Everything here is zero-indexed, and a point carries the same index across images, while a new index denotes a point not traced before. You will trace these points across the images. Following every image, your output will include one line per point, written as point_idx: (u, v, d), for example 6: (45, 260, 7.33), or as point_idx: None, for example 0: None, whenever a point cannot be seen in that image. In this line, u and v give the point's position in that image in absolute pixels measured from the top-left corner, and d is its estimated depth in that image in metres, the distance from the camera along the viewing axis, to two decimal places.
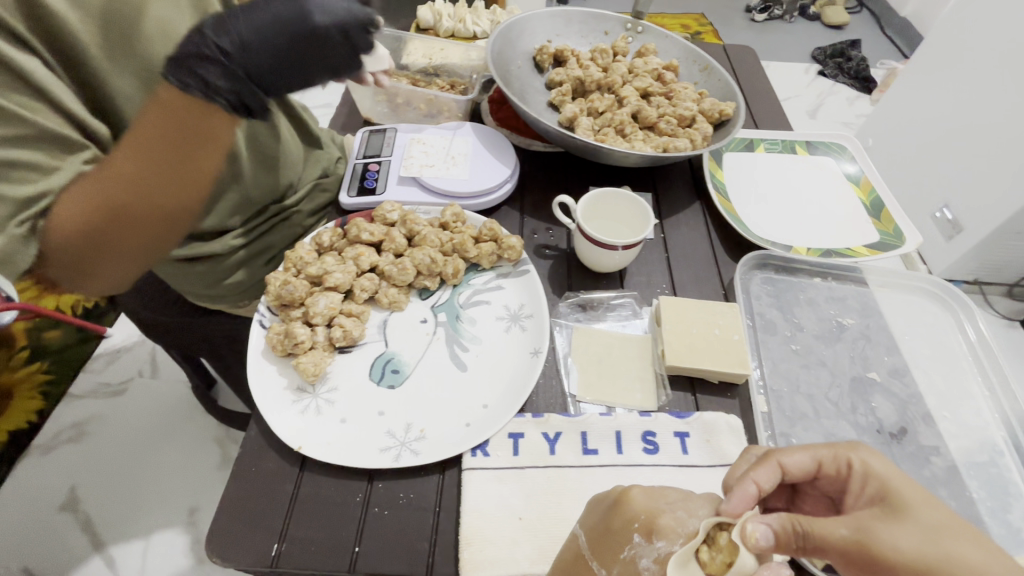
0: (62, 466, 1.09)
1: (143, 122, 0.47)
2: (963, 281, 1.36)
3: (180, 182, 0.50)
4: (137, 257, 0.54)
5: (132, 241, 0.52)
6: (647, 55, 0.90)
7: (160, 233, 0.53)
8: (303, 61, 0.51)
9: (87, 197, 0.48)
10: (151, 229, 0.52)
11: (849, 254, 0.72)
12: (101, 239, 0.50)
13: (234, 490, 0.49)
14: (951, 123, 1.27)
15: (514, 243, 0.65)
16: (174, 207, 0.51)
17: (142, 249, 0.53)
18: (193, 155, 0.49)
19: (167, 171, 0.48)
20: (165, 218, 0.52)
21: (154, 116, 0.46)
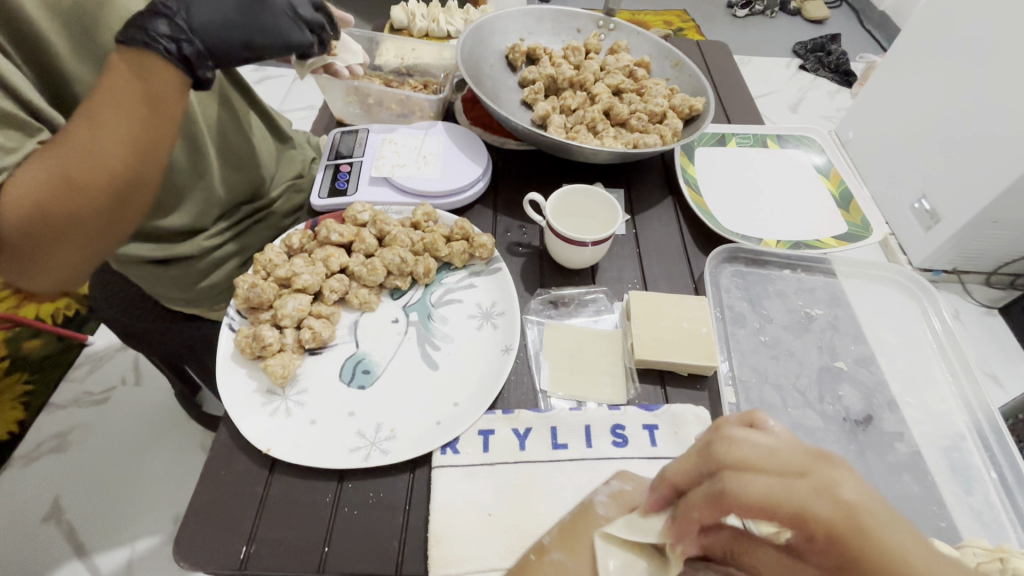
0: (45, 477, 1.08)
1: (103, 87, 0.48)
2: (942, 270, 1.38)
3: (143, 153, 0.50)
4: (94, 243, 0.52)
5: (89, 222, 0.50)
6: (619, 52, 0.91)
7: (117, 212, 0.52)
8: (252, 34, 0.55)
9: (43, 171, 0.47)
10: (110, 208, 0.50)
11: (818, 246, 0.74)
12: (56, 221, 0.48)
13: (202, 494, 0.49)
14: (925, 114, 1.29)
15: (485, 241, 0.66)
16: (132, 180, 0.51)
17: (98, 230, 0.51)
18: (156, 124, 0.50)
19: (131, 141, 0.49)
20: (126, 195, 0.51)
21: (115, 80, 0.48)
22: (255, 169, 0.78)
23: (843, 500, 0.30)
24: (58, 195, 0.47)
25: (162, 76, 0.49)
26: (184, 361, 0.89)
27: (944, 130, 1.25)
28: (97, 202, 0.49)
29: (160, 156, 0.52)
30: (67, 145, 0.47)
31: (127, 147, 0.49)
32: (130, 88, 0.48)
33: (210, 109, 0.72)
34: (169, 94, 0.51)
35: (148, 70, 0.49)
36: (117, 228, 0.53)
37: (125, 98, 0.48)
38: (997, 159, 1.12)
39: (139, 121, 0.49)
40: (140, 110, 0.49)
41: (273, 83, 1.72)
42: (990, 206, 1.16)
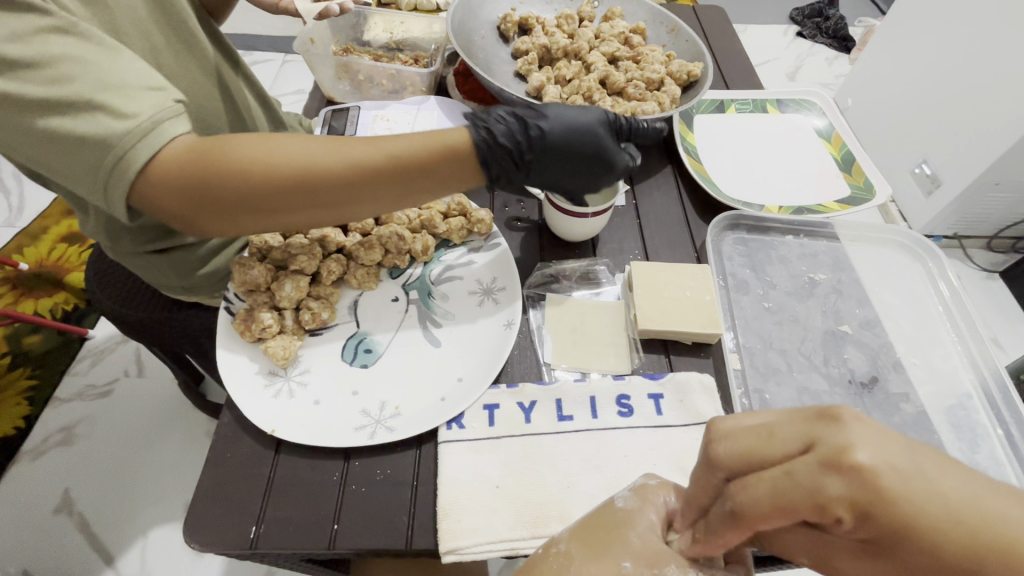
0: (55, 470, 1.09)
1: (405, 142, 0.49)
2: (943, 236, 1.37)
3: (355, 185, 0.48)
4: (254, 217, 0.47)
5: (252, 205, 0.46)
6: (614, 19, 0.88)
7: (301, 212, 0.48)
8: (562, 149, 0.54)
9: (304, 154, 0.46)
10: (299, 203, 0.47)
11: (820, 211, 0.73)
12: (252, 186, 0.45)
13: (210, 477, 0.49)
14: (928, 76, 1.27)
15: (484, 216, 0.65)
16: (340, 202, 0.48)
17: (274, 215, 0.48)
18: (403, 182, 0.49)
19: (363, 172, 0.47)
20: (318, 204, 0.48)
21: (421, 143, 0.49)
22: None
23: (860, 460, 0.29)
24: (269, 169, 0.45)
25: (444, 160, 0.50)
26: (185, 350, 0.88)
27: (945, 92, 1.22)
28: (278, 189, 0.45)
29: (371, 206, 0.50)
30: (324, 148, 0.47)
31: (368, 176, 0.47)
32: (414, 146, 0.48)
33: (206, 87, 0.67)
34: (432, 171, 0.50)
35: (443, 151, 0.49)
36: (282, 220, 0.49)
37: (410, 151, 0.48)
38: (999, 119, 1.10)
39: (393, 166, 0.48)
40: (418, 167, 0.49)
41: (261, 68, 1.68)
42: (992, 167, 1.14)
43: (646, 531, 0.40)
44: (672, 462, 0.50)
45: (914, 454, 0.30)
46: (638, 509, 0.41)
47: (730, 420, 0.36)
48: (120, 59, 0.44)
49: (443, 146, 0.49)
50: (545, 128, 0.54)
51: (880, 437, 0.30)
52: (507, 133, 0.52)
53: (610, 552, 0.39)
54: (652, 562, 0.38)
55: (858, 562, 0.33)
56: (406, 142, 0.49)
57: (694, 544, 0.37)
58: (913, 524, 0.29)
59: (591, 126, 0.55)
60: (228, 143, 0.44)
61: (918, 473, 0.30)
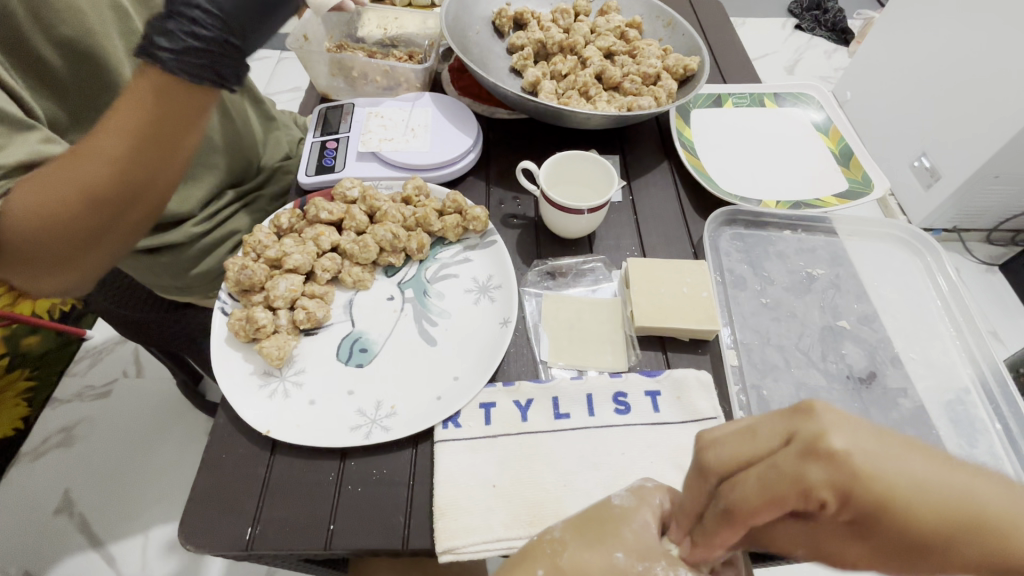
0: (55, 471, 1.09)
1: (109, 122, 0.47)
2: (942, 229, 1.37)
3: (117, 183, 0.48)
4: (117, 221, 0.52)
5: (83, 233, 0.50)
6: (610, 13, 0.87)
7: (142, 200, 0.52)
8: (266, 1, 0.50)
9: (57, 185, 0.47)
10: (128, 199, 0.50)
11: (818, 205, 0.72)
12: (81, 211, 0.48)
13: (204, 479, 0.49)
14: (926, 69, 1.26)
15: (479, 214, 0.64)
16: (152, 184, 0.51)
17: (119, 212, 0.51)
18: (143, 161, 0.49)
19: (137, 152, 0.48)
20: (146, 188, 0.51)
21: (121, 115, 0.46)
22: (242, 151, 0.77)
23: (837, 444, 0.30)
24: (57, 203, 0.47)
25: (176, 99, 0.47)
26: (183, 350, 0.88)
27: (945, 84, 1.21)
28: (86, 212, 0.48)
29: (160, 176, 0.51)
30: (69, 164, 0.47)
31: (122, 163, 0.47)
32: (139, 115, 0.46)
33: None
34: (188, 114, 0.49)
35: (162, 90, 0.46)
36: (138, 211, 0.53)
37: (129, 123, 0.46)
38: (998, 110, 1.10)
39: (130, 159, 0.48)
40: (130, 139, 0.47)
41: (257, 66, 1.67)
42: (992, 160, 1.14)
43: (639, 527, 0.40)
44: (669, 459, 0.50)
45: (881, 437, 0.31)
46: (635, 506, 0.41)
47: (717, 426, 0.36)
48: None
49: (146, 98, 0.46)
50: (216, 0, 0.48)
51: (850, 422, 0.31)
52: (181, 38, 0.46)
53: (603, 542, 0.39)
54: (644, 554, 0.39)
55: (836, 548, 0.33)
56: (112, 126, 0.46)
57: (694, 550, 0.37)
58: (888, 505, 0.29)
59: None
60: (27, 193, 0.47)
61: (888, 457, 0.30)
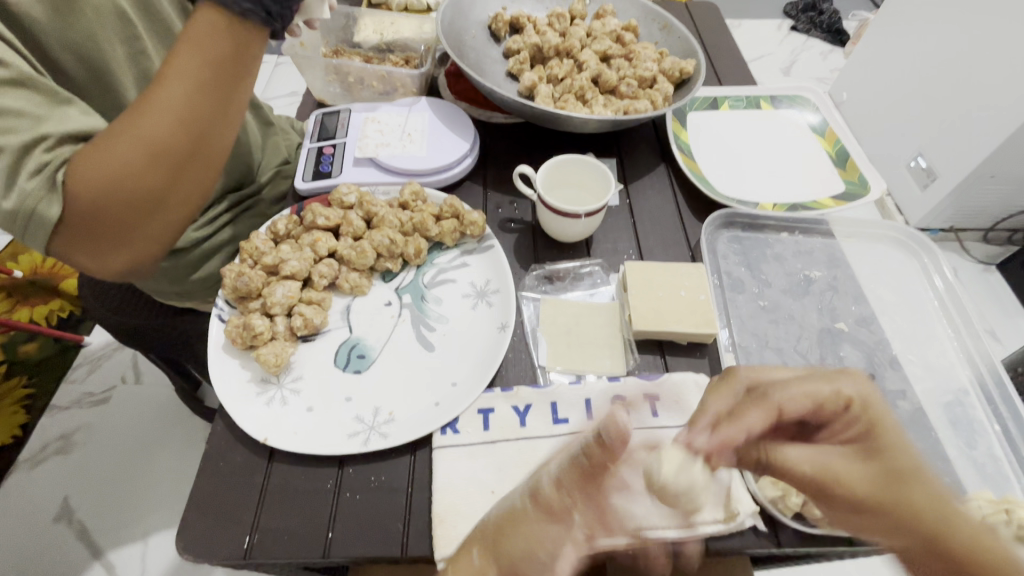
0: (54, 479, 1.08)
1: (168, 69, 0.47)
2: (939, 229, 1.37)
3: (181, 133, 0.48)
4: (178, 182, 0.51)
5: (150, 194, 0.50)
6: (605, 17, 0.87)
7: (201, 157, 0.51)
8: None
9: (124, 141, 0.47)
10: (190, 153, 0.50)
11: (815, 207, 0.72)
12: (146, 165, 0.48)
13: (202, 487, 0.49)
14: (921, 69, 1.26)
15: (476, 218, 0.64)
16: (211, 139, 0.51)
17: (181, 168, 0.50)
18: (202, 105, 0.49)
19: (200, 97, 0.48)
20: (205, 140, 0.51)
21: (179, 61, 0.47)
22: (241, 157, 0.77)
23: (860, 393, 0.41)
24: (125, 156, 0.47)
25: (229, 37, 0.48)
26: (182, 356, 0.87)
27: (941, 84, 1.22)
28: (151, 168, 0.48)
29: (217, 128, 0.51)
30: (133, 118, 0.47)
31: (184, 110, 0.48)
32: (197, 57, 0.47)
33: None
34: (244, 55, 0.50)
35: (218, 27, 0.47)
36: (197, 170, 0.52)
37: (190, 68, 0.47)
38: (996, 109, 1.10)
39: (194, 105, 0.48)
40: (191, 83, 0.47)
41: None
42: (988, 159, 1.14)
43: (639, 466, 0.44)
44: None
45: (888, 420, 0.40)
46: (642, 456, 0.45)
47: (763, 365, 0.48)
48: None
49: (205, 38, 0.47)
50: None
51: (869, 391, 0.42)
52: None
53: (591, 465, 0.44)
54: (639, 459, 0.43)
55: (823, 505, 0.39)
56: (174, 73, 0.47)
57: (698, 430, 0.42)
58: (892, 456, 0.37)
59: None
60: (93, 154, 0.47)
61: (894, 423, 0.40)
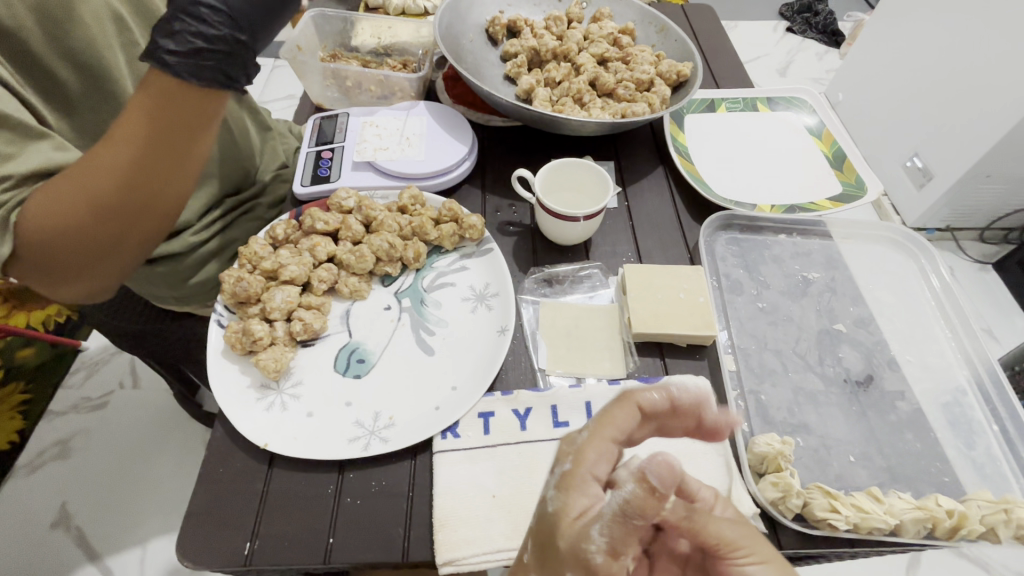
0: (51, 484, 1.08)
1: (117, 127, 0.46)
2: (936, 228, 1.37)
3: (126, 189, 0.47)
4: (126, 233, 0.51)
5: (92, 245, 0.49)
6: (602, 20, 0.88)
7: (152, 210, 0.51)
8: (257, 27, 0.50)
9: (69, 192, 0.46)
10: (135, 208, 0.49)
11: (813, 209, 0.72)
12: (88, 218, 0.47)
13: (201, 494, 0.48)
14: (917, 70, 1.27)
15: (475, 222, 0.64)
16: (162, 194, 0.50)
17: (128, 220, 0.50)
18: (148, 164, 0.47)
19: (145, 157, 0.47)
20: (153, 196, 0.50)
21: (128, 120, 0.46)
22: (240, 162, 0.76)
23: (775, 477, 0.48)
24: (68, 208, 0.46)
25: (181, 101, 0.47)
26: (180, 361, 0.87)
27: (936, 86, 1.22)
28: (93, 220, 0.48)
29: (168, 184, 0.50)
30: (78, 173, 0.46)
31: (127, 169, 0.46)
32: (144, 117, 0.46)
33: None
34: (200, 115, 0.48)
35: (172, 90, 0.46)
36: (148, 222, 0.51)
37: (135, 128, 0.46)
38: (990, 110, 1.10)
39: (138, 164, 0.47)
40: (136, 142, 0.46)
41: None
42: (984, 159, 1.15)
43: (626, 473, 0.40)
44: None
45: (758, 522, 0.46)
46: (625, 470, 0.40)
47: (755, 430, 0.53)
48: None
49: (155, 98, 0.46)
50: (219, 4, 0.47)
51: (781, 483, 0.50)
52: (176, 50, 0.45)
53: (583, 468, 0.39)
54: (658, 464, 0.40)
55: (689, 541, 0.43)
56: (120, 132, 0.46)
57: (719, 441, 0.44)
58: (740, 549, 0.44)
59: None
60: (38, 201, 0.47)
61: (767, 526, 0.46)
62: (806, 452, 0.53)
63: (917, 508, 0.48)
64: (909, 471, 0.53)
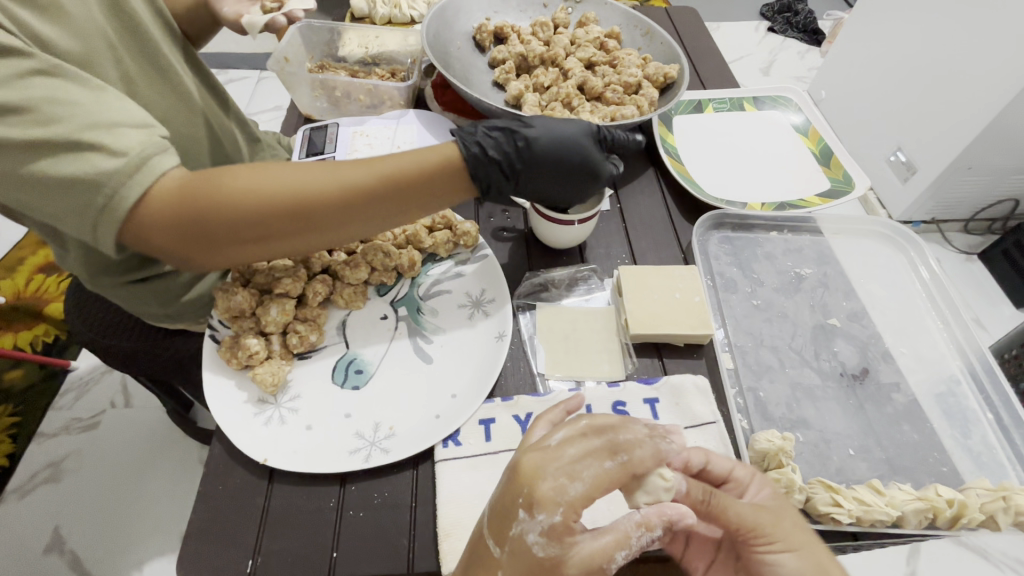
0: (44, 508, 1.06)
1: (390, 164, 0.49)
2: (922, 221, 1.39)
3: (331, 210, 0.47)
4: (281, 241, 0.48)
5: (251, 235, 0.46)
6: (588, 24, 0.88)
7: (323, 237, 0.50)
8: (558, 177, 0.57)
9: (280, 183, 0.45)
10: (314, 229, 0.48)
11: (802, 205, 0.73)
12: (269, 213, 0.45)
13: (201, 512, 0.48)
14: (898, 67, 1.29)
15: (469, 228, 0.64)
16: (345, 230, 0.50)
17: (301, 233, 0.48)
18: (406, 201, 0.50)
19: (363, 198, 0.48)
20: (336, 228, 0.49)
21: (411, 163, 0.49)
22: None
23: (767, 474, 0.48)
24: (265, 195, 0.45)
25: (441, 177, 0.50)
26: (174, 378, 0.86)
27: (917, 80, 1.24)
28: (278, 218, 0.46)
29: (361, 228, 0.50)
30: (308, 176, 0.46)
31: (342, 197, 0.47)
32: (406, 168, 0.49)
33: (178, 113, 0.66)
34: (439, 194, 0.51)
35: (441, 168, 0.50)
36: (307, 240, 0.49)
37: (384, 172, 0.48)
38: (969, 103, 1.13)
39: (358, 199, 0.47)
40: (372, 181, 0.48)
41: (236, 86, 1.66)
42: (966, 152, 1.17)
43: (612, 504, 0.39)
44: None
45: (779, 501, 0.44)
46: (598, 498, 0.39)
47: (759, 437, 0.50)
48: (107, 96, 0.43)
49: (429, 163, 0.50)
50: (532, 138, 0.55)
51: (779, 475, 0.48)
52: (493, 148, 0.53)
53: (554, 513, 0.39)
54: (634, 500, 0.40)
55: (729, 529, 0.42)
56: (369, 171, 0.48)
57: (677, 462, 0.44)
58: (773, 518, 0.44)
59: (578, 148, 0.57)
60: (241, 174, 0.45)
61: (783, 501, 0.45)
62: (807, 447, 0.54)
63: (918, 499, 0.48)
64: (907, 462, 0.53)
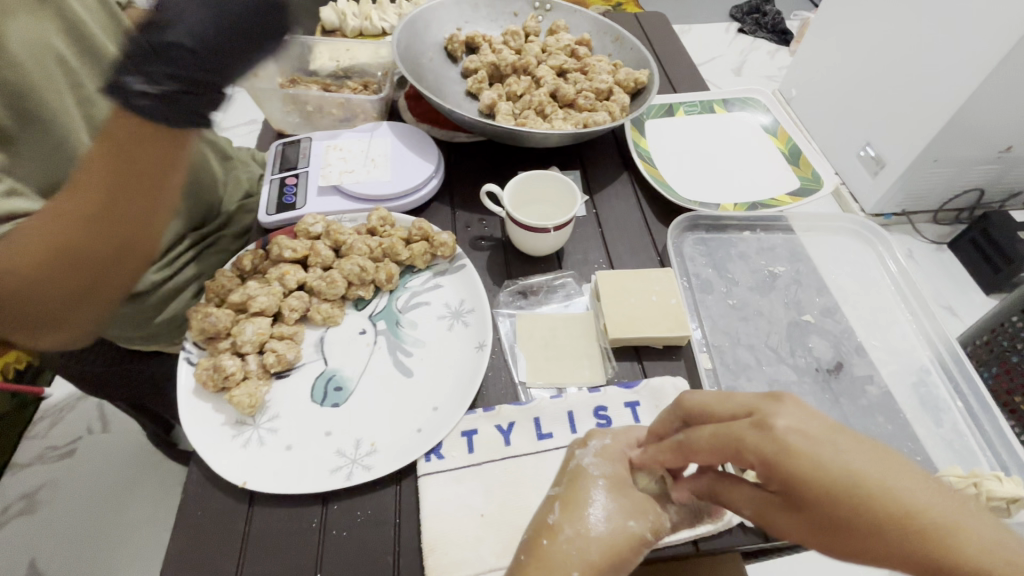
0: (19, 541, 1.02)
1: (86, 171, 0.47)
2: (892, 213, 1.43)
3: (98, 229, 0.49)
4: (104, 274, 0.52)
5: (73, 287, 0.50)
6: (559, 32, 0.89)
7: (128, 250, 0.52)
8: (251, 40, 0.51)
9: (37, 241, 0.47)
10: (110, 251, 0.51)
11: (774, 205, 0.75)
12: (63, 264, 0.49)
13: (179, 540, 0.47)
14: (863, 65, 1.32)
15: (445, 239, 0.64)
16: (133, 233, 0.51)
17: (103, 260, 0.51)
18: (135, 186, 0.49)
19: (105, 206, 0.48)
20: (126, 238, 0.51)
21: (98, 160, 0.47)
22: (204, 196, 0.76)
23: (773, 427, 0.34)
24: (36, 255, 0.47)
25: (148, 147, 0.48)
26: (151, 401, 0.84)
27: (881, 78, 1.28)
28: (61, 265, 0.49)
29: (141, 223, 0.52)
30: (50, 219, 0.47)
31: (88, 218, 0.48)
32: (104, 162, 0.47)
33: None
34: (168, 158, 0.49)
35: (128, 142, 0.47)
36: (123, 259, 0.53)
37: (99, 175, 0.47)
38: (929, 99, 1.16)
39: (102, 211, 0.48)
40: (103, 188, 0.47)
41: None
42: (930, 146, 1.20)
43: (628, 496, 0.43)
44: None
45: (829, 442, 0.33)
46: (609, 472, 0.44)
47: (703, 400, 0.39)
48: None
49: (114, 147, 0.47)
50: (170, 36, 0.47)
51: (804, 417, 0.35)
52: (140, 79, 0.45)
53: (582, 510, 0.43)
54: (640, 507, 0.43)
55: (783, 520, 0.35)
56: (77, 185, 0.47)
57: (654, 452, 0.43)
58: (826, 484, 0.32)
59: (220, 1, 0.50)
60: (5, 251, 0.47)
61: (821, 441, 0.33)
62: None
63: None
64: None
